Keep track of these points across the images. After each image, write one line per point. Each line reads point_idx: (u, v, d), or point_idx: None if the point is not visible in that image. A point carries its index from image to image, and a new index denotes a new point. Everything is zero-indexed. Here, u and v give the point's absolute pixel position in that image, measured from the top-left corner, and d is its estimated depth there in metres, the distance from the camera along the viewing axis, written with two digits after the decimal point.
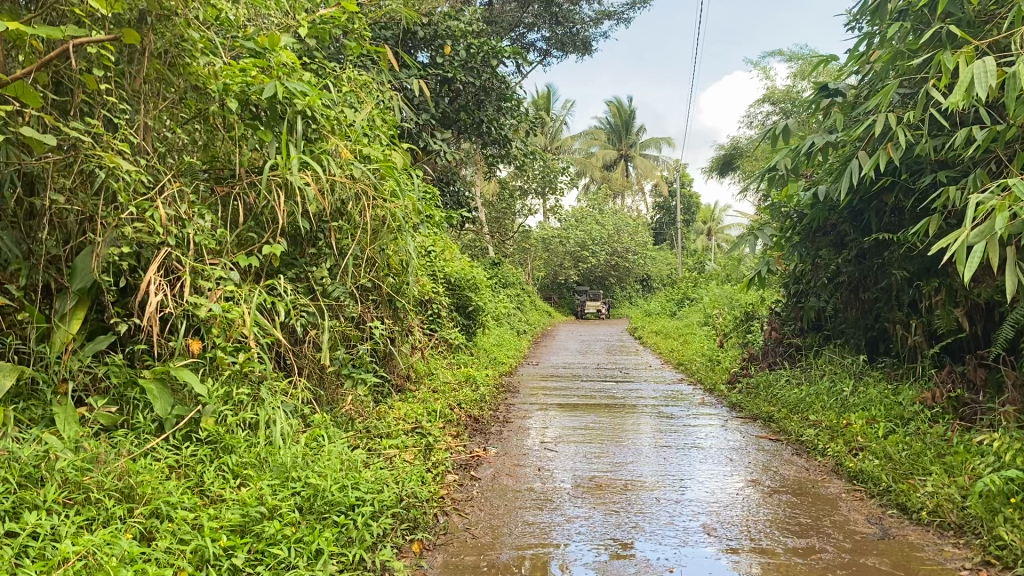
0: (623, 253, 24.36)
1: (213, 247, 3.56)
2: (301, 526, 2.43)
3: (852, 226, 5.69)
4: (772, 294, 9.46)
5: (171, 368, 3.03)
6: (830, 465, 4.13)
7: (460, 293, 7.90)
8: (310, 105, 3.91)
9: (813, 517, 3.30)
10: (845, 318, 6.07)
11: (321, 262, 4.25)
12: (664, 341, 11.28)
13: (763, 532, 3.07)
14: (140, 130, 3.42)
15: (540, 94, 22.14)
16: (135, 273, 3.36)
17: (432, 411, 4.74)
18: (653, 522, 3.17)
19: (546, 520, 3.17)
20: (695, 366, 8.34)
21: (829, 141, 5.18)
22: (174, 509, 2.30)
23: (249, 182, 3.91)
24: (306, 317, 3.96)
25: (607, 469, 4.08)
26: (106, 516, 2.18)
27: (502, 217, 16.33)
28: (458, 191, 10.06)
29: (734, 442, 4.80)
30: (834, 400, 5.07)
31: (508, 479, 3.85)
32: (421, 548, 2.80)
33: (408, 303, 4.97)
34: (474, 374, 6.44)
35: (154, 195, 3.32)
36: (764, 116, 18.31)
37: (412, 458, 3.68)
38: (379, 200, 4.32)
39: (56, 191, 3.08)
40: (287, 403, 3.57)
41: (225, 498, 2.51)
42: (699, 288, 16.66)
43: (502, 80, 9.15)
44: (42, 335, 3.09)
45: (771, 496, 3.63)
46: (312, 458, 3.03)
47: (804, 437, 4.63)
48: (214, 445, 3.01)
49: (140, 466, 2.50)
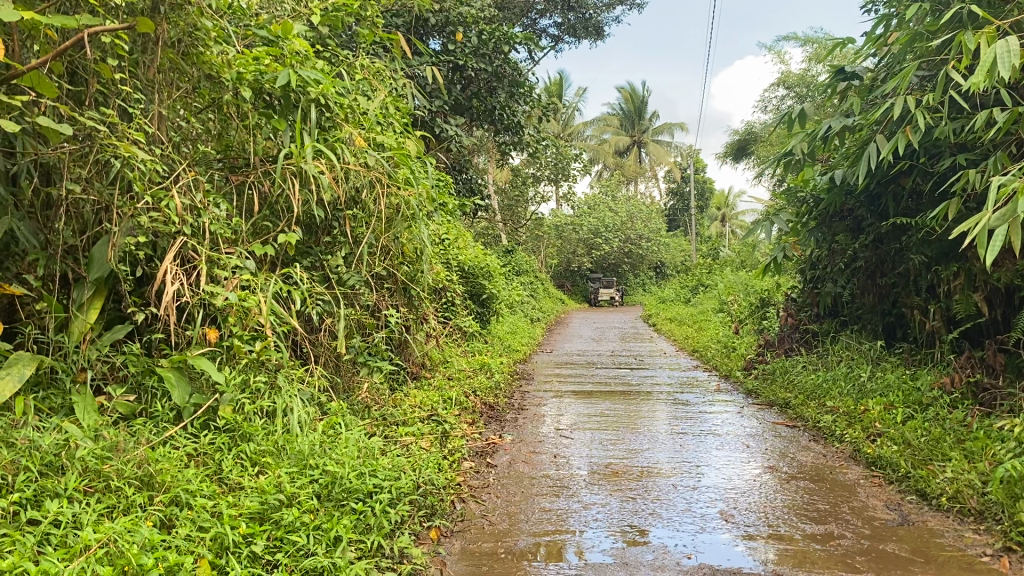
0: (636, 240, 24.30)
1: (228, 236, 3.58)
2: (319, 513, 2.44)
3: (869, 211, 5.64)
4: (788, 280, 9.41)
5: (189, 357, 3.03)
6: (848, 452, 4.11)
7: (474, 280, 7.91)
8: (324, 93, 3.91)
9: (831, 503, 3.29)
10: (862, 303, 6.02)
11: (336, 251, 4.25)
12: (678, 328, 11.25)
13: (781, 519, 3.06)
14: (154, 120, 3.43)
15: (553, 80, 22.05)
16: (151, 262, 3.38)
17: (447, 399, 4.75)
18: (669, 509, 3.16)
19: (563, 507, 3.17)
20: (710, 353, 8.32)
21: (846, 125, 5.13)
22: (194, 497, 2.30)
23: (263, 170, 3.92)
24: (321, 305, 3.96)
25: (623, 456, 4.08)
26: (126, 504, 2.18)
27: (515, 204, 16.32)
28: (471, 178, 10.06)
29: (751, 429, 4.78)
30: (851, 386, 5.04)
31: (524, 466, 3.85)
32: (439, 535, 2.81)
33: (422, 291, 4.96)
34: (488, 362, 6.44)
35: (169, 184, 3.33)
36: (779, 100, 18.20)
37: (429, 445, 3.69)
38: (393, 188, 4.32)
39: (73, 181, 3.10)
40: (305, 391, 3.57)
41: (243, 485, 2.52)
42: (714, 274, 16.58)
43: (514, 66, 9.12)
44: (60, 325, 3.12)
45: (788, 482, 3.62)
46: (330, 446, 3.04)
47: (821, 423, 4.61)
48: (232, 433, 3.02)
49: (160, 454, 2.52)
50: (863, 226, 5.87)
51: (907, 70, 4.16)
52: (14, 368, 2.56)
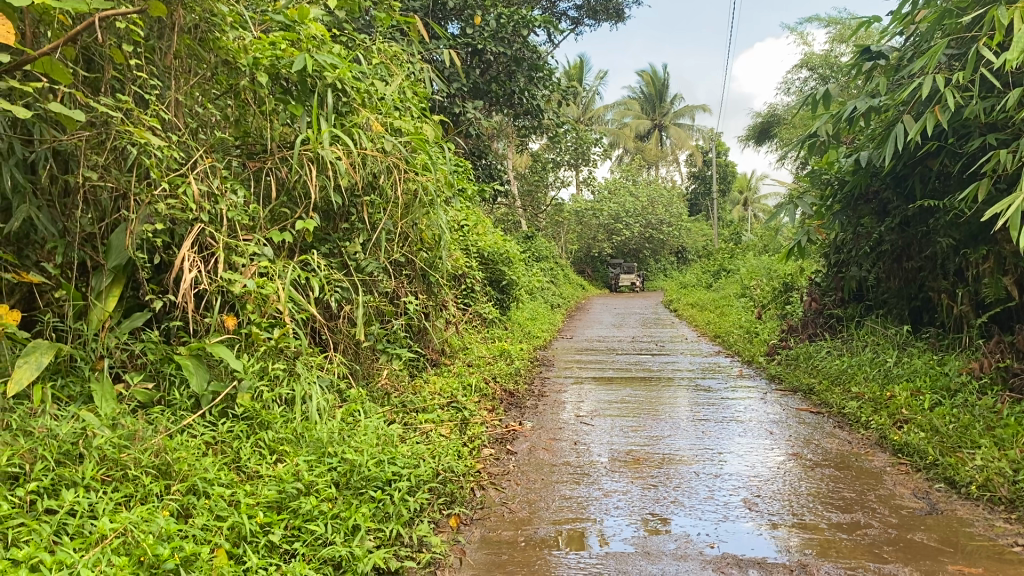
0: (657, 225, 24.14)
1: (246, 223, 3.56)
2: (338, 501, 2.41)
3: (895, 193, 5.55)
4: (811, 264, 9.29)
5: (207, 344, 3.01)
6: (874, 438, 4.04)
7: (494, 266, 7.87)
8: (341, 78, 3.89)
9: (858, 491, 3.23)
10: (887, 288, 5.93)
11: (354, 237, 4.21)
12: (700, 314, 11.16)
13: (806, 507, 3.01)
14: (171, 106, 3.42)
15: (572, 64, 21.88)
16: (170, 250, 3.37)
17: (467, 385, 4.72)
18: (692, 497, 3.12)
19: (583, 494, 3.14)
20: (733, 338, 8.24)
21: (871, 106, 5.03)
22: (211, 486, 2.29)
23: (281, 156, 3.90)
24: (339, 292, 3.94)
25: (644, 443, 4.03)
26: (144, 493, 2.17)
27: (535, 189, 16.23)
28: (490, 164, 10.02)
29: (774, 415, 4.72)
30: (877, 371, 4.96)
31: (545, 453, 3.82)
32: (458, 523, 2.78)
33: (441, 278, 4.93)
34: (508, 348, 6.40)
35: (186, 170, 3.32)
36: (802, 82, 17.96)
37: (448, 432, 3.66)
38: (410, 173, 4.29)
39: (90, 168, 3.09)
40: (324, 378, 3.55)
41: (261, 473, 2.50)
42: (736, 259, 16.43)
43: (533, 50, 9.04)
44: (79, 313, 3.12)
45: (813, 470, 3.57)
46: (349, 434, 3.02)
47: (846, 409, 4.54)
48: (251, 420, 3.01)
49: (177, 443, 2.50)
50: (889, 210, 5.77)
51: (936, 48, 4.06)
52: (32, 356, 2.53)
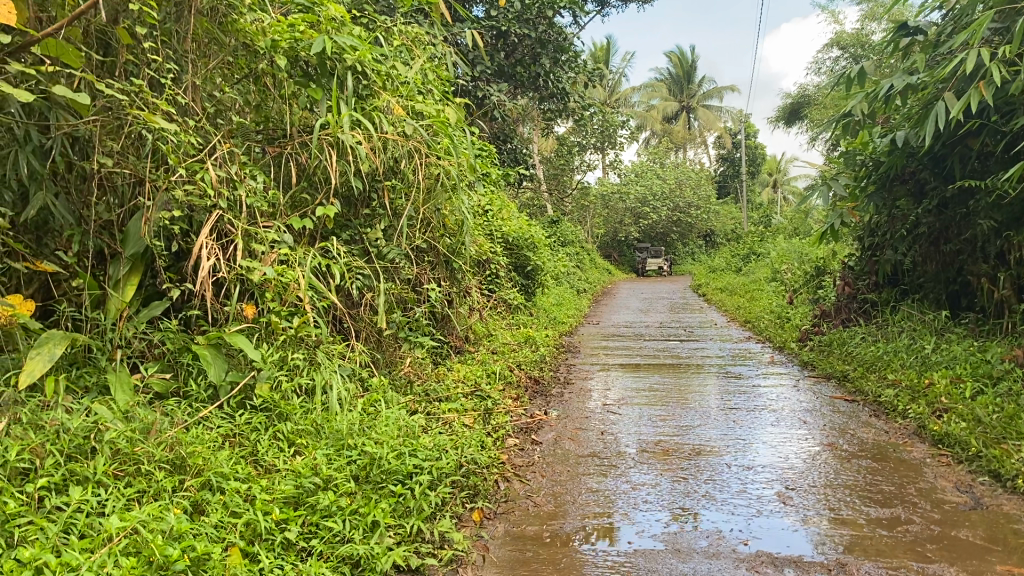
0: (685, 208, 23.88)
1: (266, 210, 3.49)
2: (357, 496, 2.34)
3: (932, 173, 5.41)
4: (844, 248, 9.09)
5: (225, 334, 2.92)
6: (912, 428, 3.90)
7: (519, 252, 7.78)
8: (361, 60, 3.79)
9: (897, 484, 3.11)
10: (924, 271, 5.76)
11: (375, 223, 4.14)
12: (729, 299, 10.99)
13: (843, 501, 2.89)
14: (188, 90, 3.35)
15: (598, 46, 21.64)
16: (188, 237, 3.31)
17: (491, 373, 4.63)
18: (723, 490, 3.01)
19: (611, 487, 3.05)
20: (763, 324, 8.09)
21: (909, 84, 4.86)
22: (226, 481, 2.23)
23: (301, 141, 3.82)
24: (361, 280, 3.86)
25: (674, 433, 3.93)
26: (157, 489, 2.11)
27: (561, 173, 16.09)
28: (515, 148, 9.93)
29: (807, 403, 4.59)
30: (914, 358, 4.80)
31: (571, 444, 3.73)
32: (482, 517, 2.70)
33: (465, 264, 4.83)
34: (533, 335, 6.31)
35: (204, 156, 3.26)
36: (833, 61, 17.60)
37: (472, 422, 3.58)
38: (432, 157, 4.20)
39: (106, 155, 3.04)
40: (345, 367, 3.47)
41: (278, 468, 2.43)
42: (766, 242, 16.18)
43: (559, 31, 8.91)
44: (96, 301, 3.08)
45: (849, 461, 3.44)
46: (369, 424, 2.94)
47: (882, 398, 4.40)
48: (269, 410, 2.93)
49: (192, 436, 2.44)
50: (926, 191, 5.59)
51: (981, 21, 3.89)
52: (45, 348, 2.47)
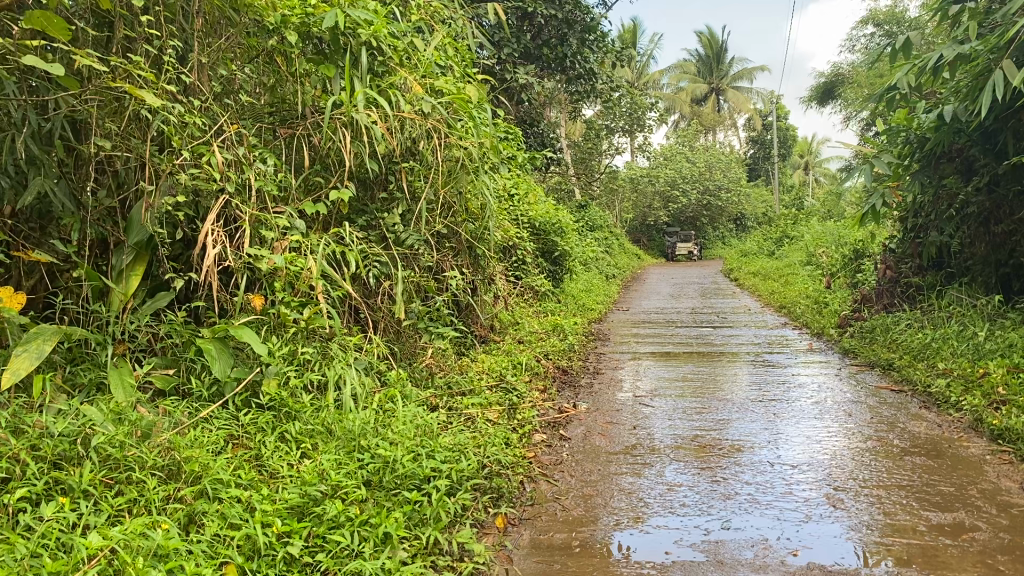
0: (715, 191, 23.37)
1: (276, 194, 3.31)
2: (367, 505, 2.14)
3: (982, 150, 5.15)
4: (884, 231, 8.75)
5: (231, 326, 2.73)
6: (967, 422, 3.64)
7: (545, 237, 7.56)
8: (376, 35, 3.59)
9: (956, 485, 2.86)
10: (972, 254, 5.46)
11: (392, 208, 3.94)
12: (763, 283, 10.69)
13: (899, 505, 2.65)
14: (195, 70, 3.18)
15: (626, 27, 21.29)
16: (195, 224, 3.14)
17: (517, 363, 4.43)
18: (768, 492, 2.78)
19: (645, 489, 2.83)
20: (800, 309, 7.81)
21: (960, 54, 4.56)
22: (224, 489, 2.06)
23: (314, 122, 3.64)
24: (377, 267, 3.67)
25: (710, 427, 3.69)
26: (148, 499, 1.95)
27: (589, 157, 15.81)
28: (542, 131, 9.71)
29: (851, 395, 4.33)
30: (965, 345, 4.51)
31: (601, 439, 3.51)
32: (506, 522, 2.50)
33: (489, 250, 4.62)
34: (562, 322, 6.10)
35: (210, 137, 3.09)
36: (868, 39, 17.10)
37: (496, 418, 3.39)
38: (453, 138, 3.99)
39: (105, 137, 2.89)
40: (361, 360, 3.28)
41: (283, 473, 2.25)
42: (800, 225, 15.79)
43: (586, 11, 8.68)
44: (99, 293, 2.92)
45: (901, 458, 3.20)
46: (385, 424, 2.74)
47: (933, 388, 4.13)
48: (277, 408, 2.74)
49: (191, 439, 2.28)
50: (976, 168, 5.31)
51: None
52: (33, 344, 2.36)
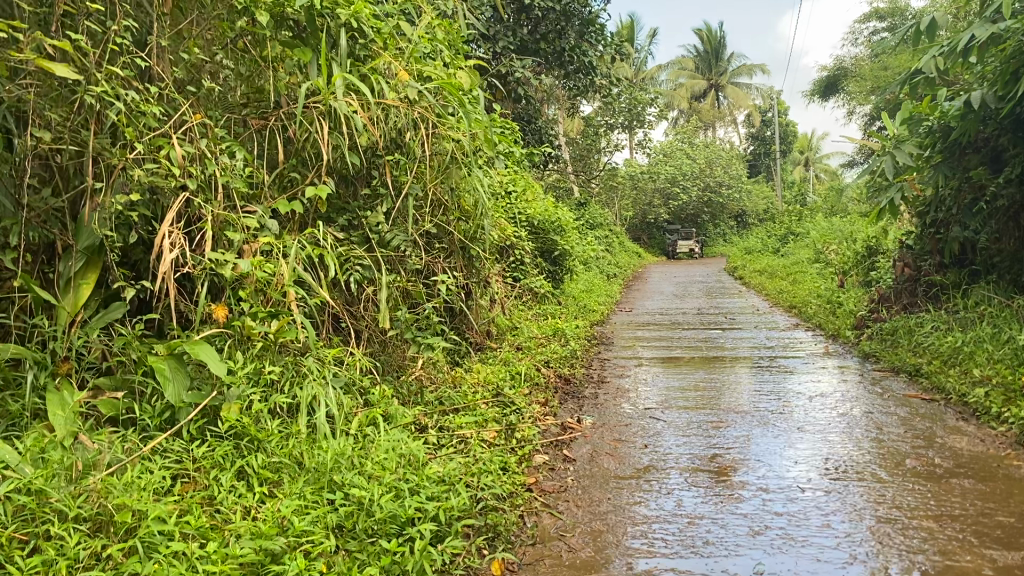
0: (716, 187, 22.89)
1: (244, 192, 2.96)
2: (336, 560, 1.79)
3: (1012, 139, 4.82)
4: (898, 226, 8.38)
5: (188, 342, 2.39)
6: (1013, 437, 3.29)
7: (545, 237, 7.19)
8: (356, 15, 3.23)
9: (1016, 514, 2.51)
10: (1000, 250, 5.11)
11: (376, 205, 3.59)
12: (771, 281, 10.35)
13: (956, 541, 2.30)
14: (153, 53, 2.83)
15: (624, 24, 20.82)
16: (152, 225, 2.79)
17: (515, 374, 4.08)
18: (802, 525, 2.44)
19: (660, 522, 2.48)
20: (812, 308, 7.46)
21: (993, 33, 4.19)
22: (163, 544, 1.72)
23: (289, 111, 3.29)
24: (359, 272, 3.33)
25: (728, 444, 3.34)
26: (65, 561, 1.61)
27: (588, 155, 15.42)
28: (540, 127, 9.35)
29: (878, 405, 3.97)
30: (1001, 350, 4.16)
31: (610, 460, 3.16)
32: (502, 569, 2.15)
33: (484, 251, 4.27)
34: (563, 326, 5.75)
35: (168, 128, 2.74)
36: (872, 32, 16.68)
37: (492, 439, 3.04)
38: (442, 128, 3.64)
39: (46, 128, 2.53)
40: (341, 377, 2.94)
41: (237, 520, 1.90)
42: (804, 222, 15.40)
43: (584, 2, 8.33)
44: (42, 305, 2.57)
45: (947, 481, 2.85)
46: (362, 453, 2.40)
47: (970, 397, 3.78)
48: (239, 437, 2.39)
49: (127, 482, 1.94)
50: (1004, 160, 5.00)
51: None
52: None
